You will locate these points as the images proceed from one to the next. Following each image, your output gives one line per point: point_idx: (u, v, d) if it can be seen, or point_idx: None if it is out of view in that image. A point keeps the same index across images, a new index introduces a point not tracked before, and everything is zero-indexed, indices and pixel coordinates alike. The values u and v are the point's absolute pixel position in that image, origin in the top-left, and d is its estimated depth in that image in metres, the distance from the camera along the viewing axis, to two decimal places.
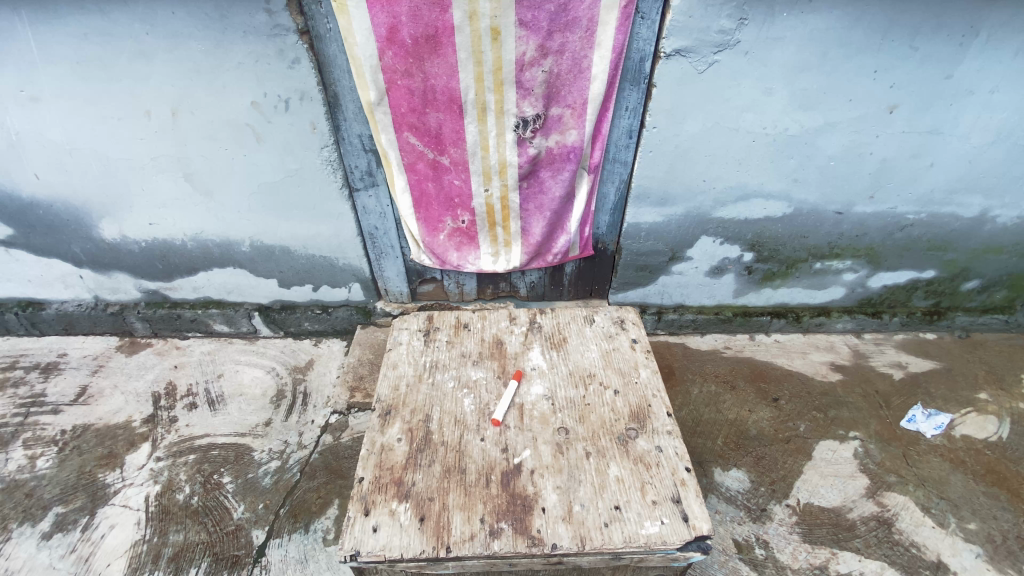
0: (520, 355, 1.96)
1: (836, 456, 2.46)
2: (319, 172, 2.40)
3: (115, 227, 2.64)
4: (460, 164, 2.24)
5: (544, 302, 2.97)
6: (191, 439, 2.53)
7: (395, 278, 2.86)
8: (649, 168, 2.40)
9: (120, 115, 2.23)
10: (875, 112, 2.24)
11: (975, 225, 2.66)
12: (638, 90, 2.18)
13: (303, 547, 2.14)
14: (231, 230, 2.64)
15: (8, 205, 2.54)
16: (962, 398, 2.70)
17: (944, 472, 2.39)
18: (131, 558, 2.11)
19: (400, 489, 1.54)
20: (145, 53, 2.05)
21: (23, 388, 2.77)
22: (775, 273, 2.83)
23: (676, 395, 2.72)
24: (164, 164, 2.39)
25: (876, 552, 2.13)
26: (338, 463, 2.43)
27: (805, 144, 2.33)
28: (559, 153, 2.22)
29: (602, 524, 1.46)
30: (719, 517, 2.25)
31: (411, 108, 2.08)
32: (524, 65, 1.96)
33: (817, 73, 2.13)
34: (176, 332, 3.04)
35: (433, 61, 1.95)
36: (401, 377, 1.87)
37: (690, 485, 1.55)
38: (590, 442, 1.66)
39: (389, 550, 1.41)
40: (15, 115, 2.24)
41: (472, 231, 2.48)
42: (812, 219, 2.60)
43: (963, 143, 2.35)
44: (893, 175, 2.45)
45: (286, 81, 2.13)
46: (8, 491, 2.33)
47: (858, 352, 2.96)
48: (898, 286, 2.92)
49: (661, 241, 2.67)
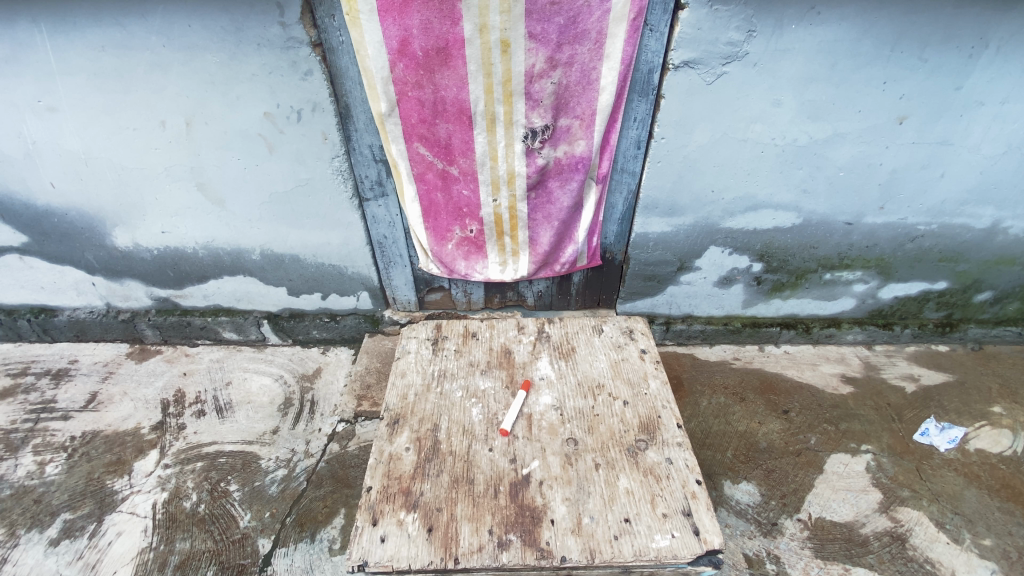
0: (528, 365, 1.96)
1: (848, 470, 2.42)
2: (329, 181, 2.43)
3: (128, 235, 2.67)
4: (468, 174, 2.25)
5: (551, 310, 2.96)
6: (199, 447, 2.54)
7: (403, 286, 2.86)
8: (657, 178, 2.41)
9: (135, 125, 2.28)
10: (884, 123, 2.24)
11: (988, 237, 2.63)
12: (647, 101, 2.19)
13: (310, 557, 2.13)
14: (242, 239, 2.67)
15: (23, 213, 2.59)
16: (976, 411, 2.67)
17: (958, 487, 2.35)
18: (138, 565, 2.11)
19: (408, 499, 1.53)
20: (161, 64, 2.10)
21: (34, 394, 2.80)
22: (784, 283, 2.82)
23: (685, 406, 2.70)
24: (178, 173, 2.42)
25: (889, 568, 2.09)
26: (344, 471, 2.43)
27: (815, 154, 2.33)
28: (568, 163, 2.23)
29: (611, 537, 1.44)
30: (730, 530, 2.22)
31: (421, 119, 2.10)
32: (533, 77, 1.98)
33: (826, 83, 2.13)
34: (186, 339, 3.07)
35: (443, 73, 1.97)
36: (410, 386, 1.88)
37: (701, 498, 1.53)
38: (600, 453, 1.64)
39: (396, 560, 1.40)
40: (33, 124, 2.28)
41: (481, 240, 2.49)
42: (822, 230, 2.59)
43: (974, 154, 2.34)
44: (903, 186, 2.44)
45: (298, 92, 2.16)
46: (17, 496, 2.34)
47: (869, 364, 2.93)
48: (909, 298, 2.89)
49: (669, 251, 2.67)
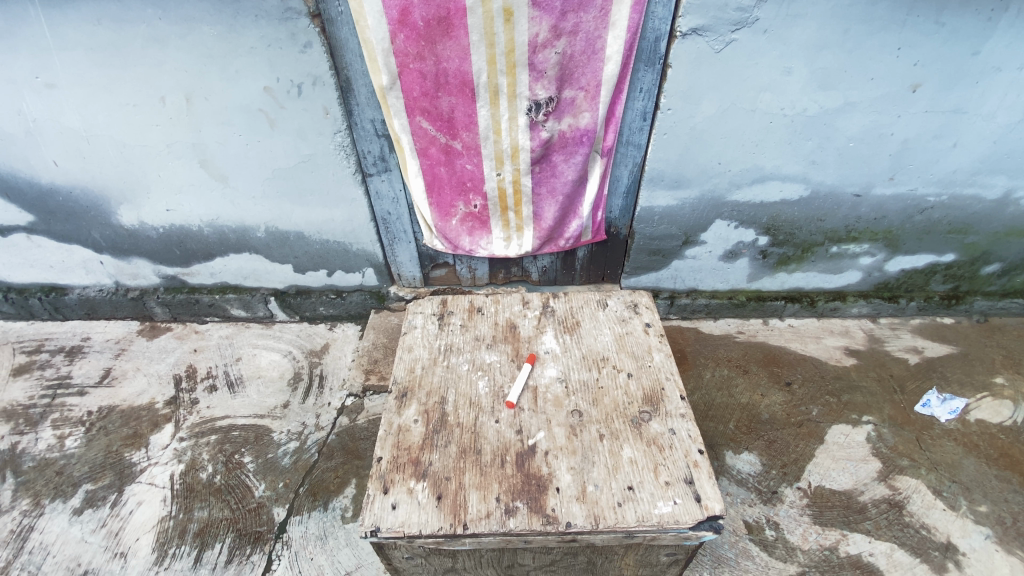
0: (534, 339, 1.98)
1: (849, 440, 2.46)
2: (332, 157, 2.41)
3: (133, 213, 2.68)
4: (472, 149, 2.23)
5: (556, 286, 2.97)
6: (213, 421, 2.61)
7: (408, 263, 2.87)
8: (663, 151, 2.37)
9: (134, 102, 2.26)
10: (897, 92, 2.19)
11: (998, 208, 2.60)
12: (653, 70, 2.15)
13: (323, 524, 2.21)
14: (247, 216, 2.67)
15: (28, 191, 2.59)
16: (978, 382, 2.68)
17: (957, 456, 2.39)
18: (159, 532, 2.19)
19: (418, 469, 1.57)
20: (159, 38, 2.06)
21: (50, 370, 2.86)
22: (790, 257, 2.80)
23: (688, 379, 2.73)
24: (180, 150, 2.41)
25: (886, 534, 2.14)
26: (354, 443, 2.49)
27: (825, 124, 2.29)
28: (572, 136, 2.21)
29: (615, 504, 1.48)
30: (730, 498, 2.27)
31: (423, 92, 2.07)
32: (537, 47, 1.94)
33: (838, 50, 2.07)
34: (195, 316, 3.11)
35: (445, 44, 1.93)
36: (417, 360, 1.90)
37: (703, 466, 1.56)
38: (604, 424, 1.68)
39: (407, 526, 1.45)
40: (32, 102, 2.27)
41: (484, 216, 2.48)
42: (830, 202, 2.56)
43: (988, 122, 2.29)
44: (914, 157, 2.39)
45: (298, 65, 2.13)
46: (38, 468, 2.42)
47: (873, 337, 2.93)
48: (916, 270, 2.88)
49: (674, 225, 2.66)
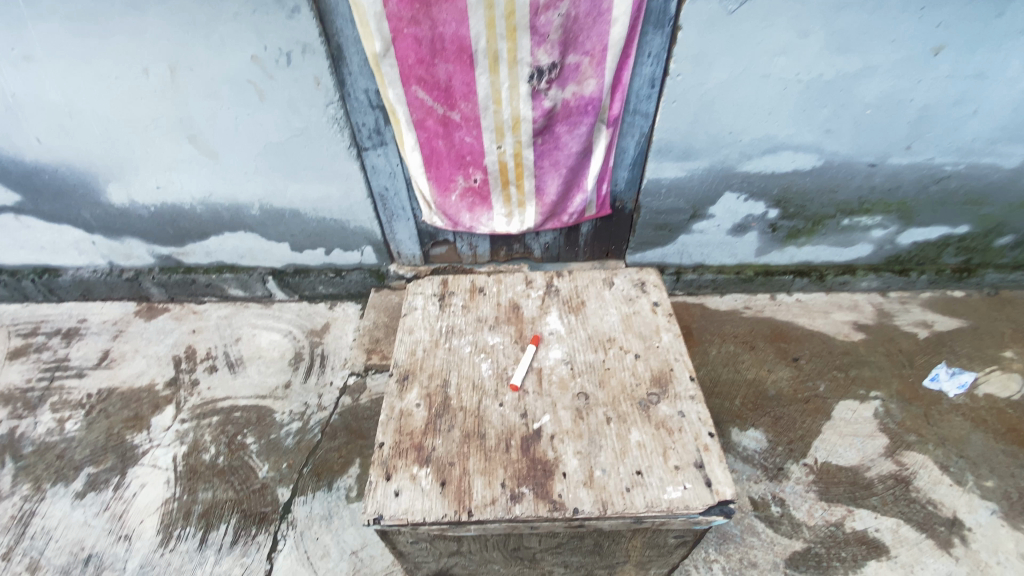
0: (537, 320, 1.92)
1: (856, 416, 2.43)
2: (325, 130, 2.31)
3: (122, 192, 2.59)
4: (471, 120, 2.13)
5: (559, 263, 2.91)
6: (214, 402, 2.58)
7: (407, 240, 2.80)
8: (671, 120, 2.27)
9: (116, 74, 2.14)
10: (919, 55, 2.06)
11: (1017, 177, 2.50)
12: (662, 33, 2.02)
13: (327, 504, 2.21)
14: (240, 193, 2.58)
15: (12, 170, 2.50)
16: (988, 356, 2.64)
17: (965, 431, 2.36)
18: (163, 514, 2.20)
19: (420, 454, 1.54)
20: (136, 4, 1.94)
21: (47, 353, 2.83)
22: (800, 230, 2.72)
23: (694, 355, 2.69)
24: (166, 125, 2.31)
25: (892, 509, 2.13)
26: (357, 424, 2.47)
27: (842, 91, 2.17)
28: (577, 106, 2.10)
29: (623, 489, 1.45)
30: (736, 475, 2.26)
31: (419, 59, 1.95)
32: (539, 9, 1.81)
33: (860, 10, 1.94)
34: (192, 297, 3.07)
35: (441, 6, 1.81)
36: (418, 342, 1.85)
37: (713, 450, 1.53)
38: (611, 407, 1.64)
39: (411, 513, 1.42)
40: (9, 75, 2.16)
41: (485, 191, 2.39)
42: (843, 173, 2.46)
43: (1013, 87, 2.16)
44: (932, 124, 2.28)
45: (285, 32, 2.00)
46: (39, 452, 2.41)
47: (882, 312, 2.88)
48: (929, 242, 2.79)
49: (682, 198, 2.57)
